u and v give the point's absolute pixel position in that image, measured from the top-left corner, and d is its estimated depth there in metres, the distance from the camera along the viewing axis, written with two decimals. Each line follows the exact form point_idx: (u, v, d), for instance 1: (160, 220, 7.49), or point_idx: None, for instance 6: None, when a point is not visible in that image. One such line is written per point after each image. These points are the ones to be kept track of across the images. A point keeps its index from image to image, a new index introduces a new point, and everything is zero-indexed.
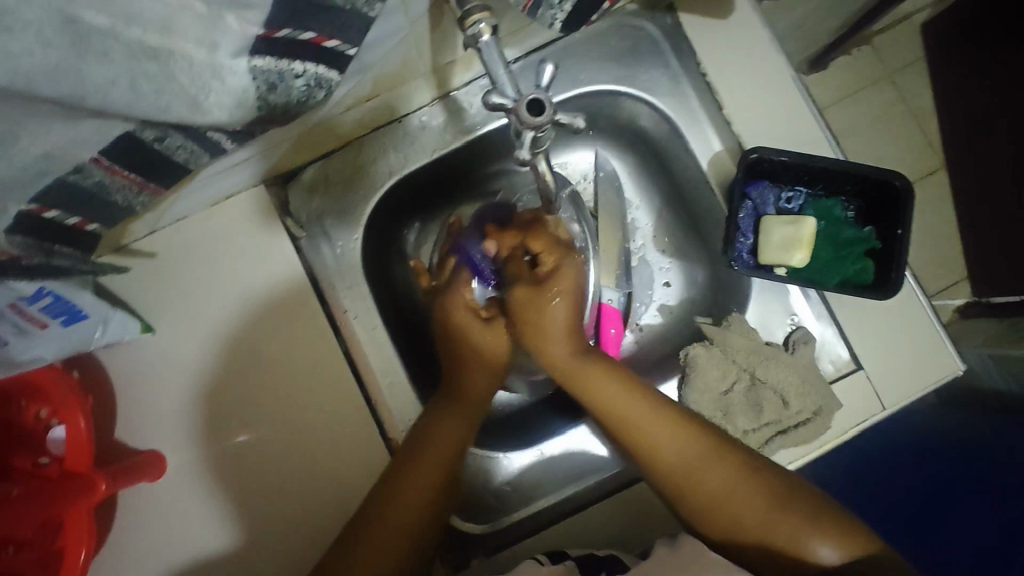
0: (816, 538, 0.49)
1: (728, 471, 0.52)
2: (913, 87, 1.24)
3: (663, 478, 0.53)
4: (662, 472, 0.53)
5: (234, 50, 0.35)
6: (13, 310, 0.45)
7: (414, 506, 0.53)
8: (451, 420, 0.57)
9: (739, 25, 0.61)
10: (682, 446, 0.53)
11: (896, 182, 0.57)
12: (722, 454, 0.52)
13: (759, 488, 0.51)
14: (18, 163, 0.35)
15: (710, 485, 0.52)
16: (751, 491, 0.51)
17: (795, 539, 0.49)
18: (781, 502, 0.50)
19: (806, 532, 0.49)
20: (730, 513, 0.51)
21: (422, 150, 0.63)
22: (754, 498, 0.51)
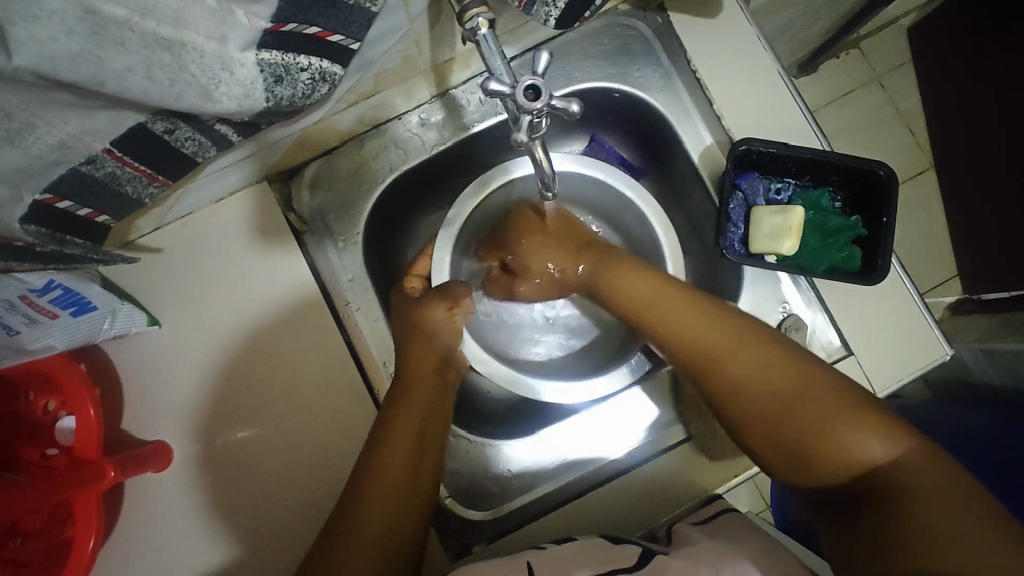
0: (867, 440, 0.44)
1: (762, 362, 0.50)
2: (900, 89, 1.27)
3: (688, 358, 0.54)
4: (687, 350, 0.54)
5: (243, 43, 0.37)
6: (23, 301, 0.47)
7: (389, 510, 0.50)
8: (401, 417, 0.54)
9: (727, 23, 0.64)
10: (716, 332, 0.53)
11: (881, 171, 0.60)
12: (744, 340, 0.52)
13: (787, 376, 0.49)
14: (34, 151, 0.37)
15: (740, 375, 0.50)
16: (788, 387, 0.48)
17: (836, 438, 0.45)
18: (826, 401, 0.47)
19: (850, 433, 0.45)
20: (763, 407, 0.49)
21: (421, 146, 0.65)
22: (781, 387, 0.49)
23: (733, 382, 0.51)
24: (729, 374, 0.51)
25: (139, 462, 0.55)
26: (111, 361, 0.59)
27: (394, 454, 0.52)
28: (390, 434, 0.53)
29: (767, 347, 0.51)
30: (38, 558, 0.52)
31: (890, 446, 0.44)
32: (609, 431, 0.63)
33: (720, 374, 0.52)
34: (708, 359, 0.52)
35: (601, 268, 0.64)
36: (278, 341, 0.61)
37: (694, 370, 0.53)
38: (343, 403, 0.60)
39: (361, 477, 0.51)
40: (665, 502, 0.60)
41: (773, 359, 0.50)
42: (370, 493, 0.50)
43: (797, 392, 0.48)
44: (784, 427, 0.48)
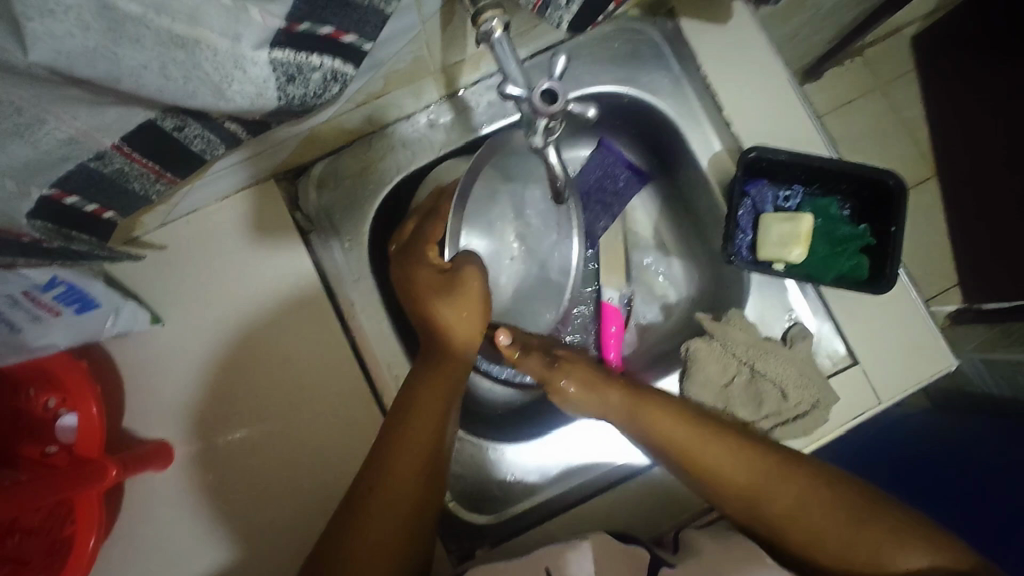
0: (918, 557, 0.48)
1: (812, 500, 0.52)
2: (905, 98, 1.27)
3: (734, 497, 0.54)
4: (733, 493, 0.54)
5: (256, 41, 0.36)
6: (25, 297, 0.47)
7: (394, 521, 0.51)
8: (415, 421, 0.53)
9: (738, 29, 0.63)
10: (755, 477, 0.53)
11: (890, 181, 0.59)
12: (782, 473, 0.53)
13: (828, 506, 0.51)
14: (42, 146, 0.37)
15: (800, 518, 0.52)
16: (830, 518, 0.51)
17: (892, 558, 0.49)
18: (873, 523, 0.50)
19: (905, 555, 0.49)
20: (818, 536, 0.51)
21: (429, 147, 0.65)
22: (829, 518, 0.51)
23: (771, 504, 0.53)
24: (776, 517, 0.53)
25: (140, 461, 0.54)
26: (114, 357, 0.59)
27: (403, 460, 0.52)
28: (401, 439, 0.52)
29: (800, 477, 0.53)
30: (39, 556, 0.51)
31: (938, 560, 0.48)
32: (615, 440, 0.62)
33: (756, 508, 0.53)
34: (753, 503, 0.53)
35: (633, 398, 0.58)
36: (283, 341, 0.60)
37: (740, 501, 0.54)
38: (347, 405, 0.60)
39: (370, 483, 0.51)
40: (669, 509, 0.60)
41: (816, 485, 0.52)
42: (374, 504, 0.51)
43: (849, 522, 0.50)
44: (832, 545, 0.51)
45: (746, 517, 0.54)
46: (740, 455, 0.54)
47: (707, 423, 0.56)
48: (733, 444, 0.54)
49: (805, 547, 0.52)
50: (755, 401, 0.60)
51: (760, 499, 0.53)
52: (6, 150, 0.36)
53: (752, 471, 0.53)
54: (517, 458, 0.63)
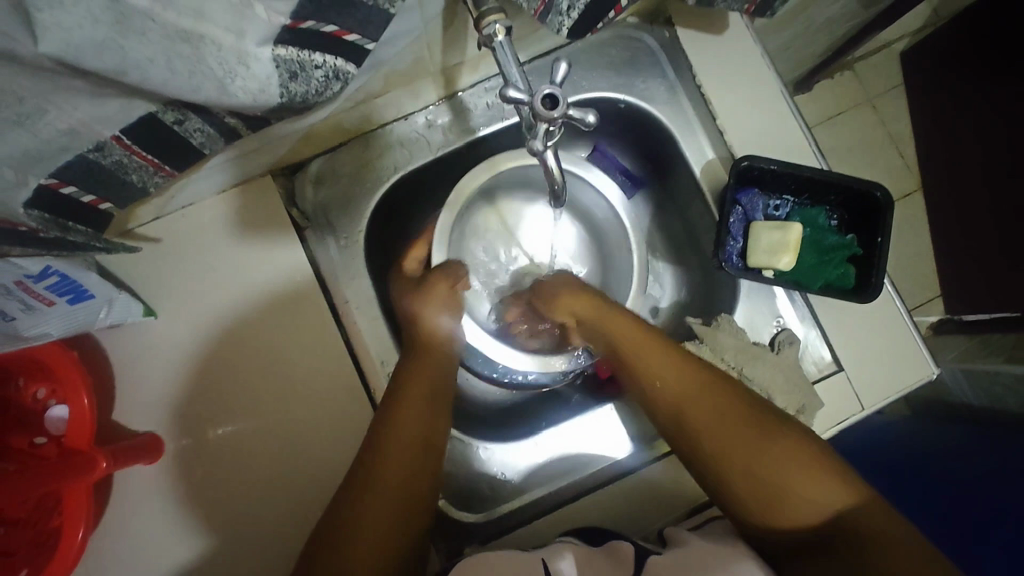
0: (826, 488, 0.46)
1: (732, 408, 0.52)
2: (892, 112, 1.30)
3: (663, 410, 0.55)
4: (661, 402, 0.55)
5: (259, 38, 0.37)
6: (19, 287, 0.46)
7: (389, 499, 0.50)
8: (401, 408, 0.54)
9: (732, 41, 0.65)
10: (685, 384, 0.54)
11: (877, 194, 0.61)
12: (705, 379, 0.54)
13: (756, 424, 0.51)
14: (41, 136, 0.37)
15: (713, 425, 0.51)
16: (755, 438, 0.50)
17: (804, 492, 0.47)
18: (792, 452, 0.48)
19: (814, 486, 0.47)
20: (739, 465, 0.49)
21: (427, 147, 0.65)
22: (749, 433, 0.50)
23: (696, 423, 0.52)
24: (698, 431, 0.52)
25: (129, 454, 0.54)
26: (105, 350, 0.58)
27: (394, 445, 0.52)
28: (392, 426, 0.53)
29: (735, 402, 0.52)
30: (25, 547, 0.51)
31: (841, 494, 0.46)
32: (601, 439, 0.64)
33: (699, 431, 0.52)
34: (674, 397, 0.54)
35: (603, 309, 0.61)
36: (276, 336, 0.60)
37: (670, 416, 0.54)
38: (338, 401, 0.60)
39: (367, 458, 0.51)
40: (657, 510, 0.61)
41: (740, 402, 0.52)
42: (370, 485, 0.50)
43: (764, 439, 0.50)
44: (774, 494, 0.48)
45: (700, 448, 0.52)
46: (697, 391, 0.53)
47: (656, 337, 0.58)
48: (693, 380, 0.54)
49: (720, 470, 0.50)
50: None
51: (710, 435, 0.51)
52: (6, 138, 0.36)
53: (685, 376, 0.54)
54: (501, 461, 0.63)
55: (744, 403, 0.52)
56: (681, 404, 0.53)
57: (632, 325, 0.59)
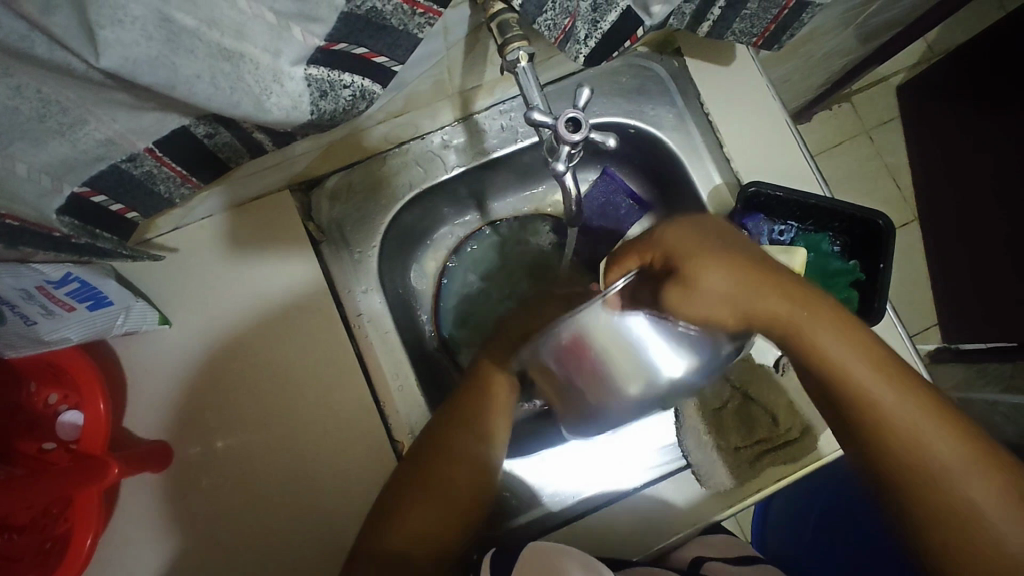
0: (1010, 525, 0.43)
1: (925, 404, 0.46)
2: (889, 143, 1.34)
3: (829, 381, 0.48)
4: (836, 378, 0.47)
5: (294, 58, 0.39)
6: (39, 291, 0.48)
7: (419, 548, 0.53)
8: (431, 465, 0.56)
9: (738, 72, 0.68)
10: (865, 367, 0.47)
11: (880, 221, 0.63)
12: (885, 360, 0.47)
13: (943, 427, 0.46)
14: (80, 145, 0.39)
15: (898, 419, 0.46)
16: (948, 440, 0.46)
17: (978, 520, 0.44)
18: (986, 469, 0.45)
19: (1004, 516, 0.44)
20: (918, 452, 0.46)
21: (442, 166, 0.67)
22: (939, 436, 0.46)
23: (881, 416, 0.46)
24: (886, 422, 0.46)
25: (139, 461, 0.54)
26: (118, 357, 0.59)
27: (421, 497, 0.55)
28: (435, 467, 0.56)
29: (915, 388, 0.47)
30: (30, 555, 0.51)
31: None
32: (614, 464, 0.63)
33: (846, 376, 0.47)
34: (817, 357, 0.47)
35: (699, 244, 0.49)
36: (285, 349, 0.61)
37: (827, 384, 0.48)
38: (347, 413, 0.60)
39: (406, 502, 0.54)
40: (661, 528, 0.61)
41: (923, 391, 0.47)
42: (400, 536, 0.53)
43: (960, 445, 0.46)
44: (896, 444, 0.46)
45: (823, 379, 0.48)
46: (829, 327, 0.47)
47: (822, 297, 0.48)
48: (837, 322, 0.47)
49: (910, 460, 0.46)
50: (746, 425, 0.61)
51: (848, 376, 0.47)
52: (46, 147, 0.37)
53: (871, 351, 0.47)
54: (512, 471, 0.63)
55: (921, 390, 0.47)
56: (810, 345, 0.47)
57: (800, 289, 0.48)
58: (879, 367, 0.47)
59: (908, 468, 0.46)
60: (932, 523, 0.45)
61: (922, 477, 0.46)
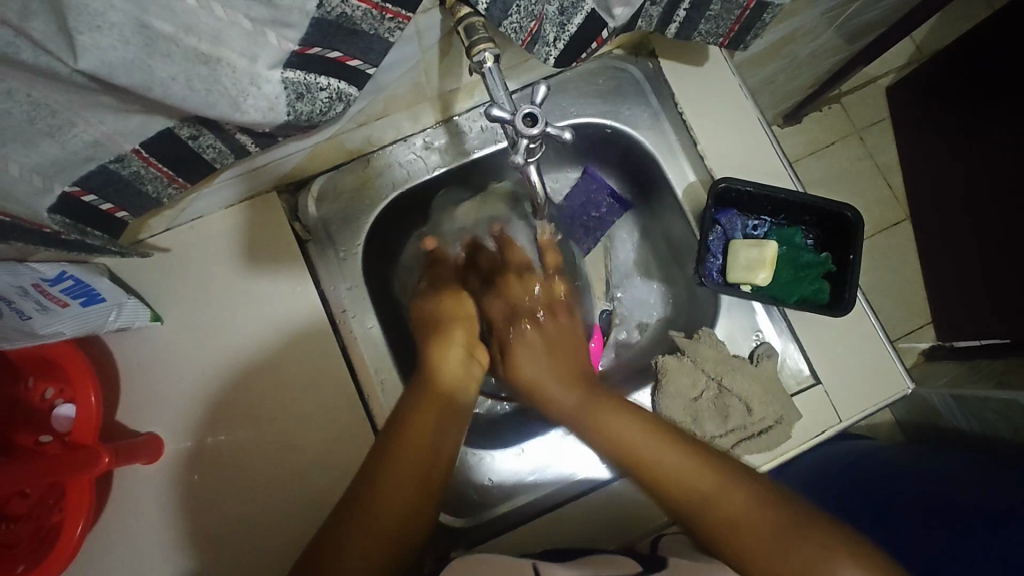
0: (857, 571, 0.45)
1: (714, 475, 0.52)
2: (877, 143, 1.35)
3: (644, 479, 0.55)
4: (653, 479, 0.54)
5: (271, 61, 0.41)
6: (37, 289, 0.50)
7: (393, 513, 0.51)
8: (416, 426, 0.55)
9: (712, 73, 0.70)
10: (681, 467, 0.53)
11: (848, 214, 0.64)
12: (668, 437, 0.55)
13: (748, 498, 0.51)
14: (69, 146, 0.41)
15: (705, 491, 0.52)
16: (752, 510, 0.50)
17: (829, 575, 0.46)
18: (806, 539, 0.48)
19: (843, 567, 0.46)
20: (732, 533, 0.50)
21: (424, 167, 0.69)
22: (744, 510, 0.50)
23: (708, 509, 0.51)
24: (708, 512, 0.51)
25: (130, 452, 0.56)
26: (111, 353, 0.61)
27: (407, 455, 0.53)
28: (405, 439, 0.54)
29: (693, 455, 0.54)
30: (25, 540, 0.53)
31: None
32: (592, 452, 0.66)
33: (673, 493, 0.53)
34: (633, 457, 0.55)
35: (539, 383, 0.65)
36: (272, 346, 0.63)
37: (647, 481, 0.54)
38: (333, 405, 0.62)
39: (373, 482, 0.52)
40: (637, 518, 0.62)
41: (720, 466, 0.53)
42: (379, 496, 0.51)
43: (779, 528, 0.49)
44: (736, 529, 0.50)
45: (642, 479, 0.55)
46: (619, 417, 0.58)
47: (632, 415, 0.58)
48: (649, 434, 0.56)
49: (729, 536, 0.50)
50: (721, 416, 0.63)
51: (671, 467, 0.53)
52: (37, 148, 0.40)
53: (651, 429, 0.56)
54: (488, 461, 0.66)
55: (692, 453, 0.54)
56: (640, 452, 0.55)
57: (623, 418, 0.58)
58: (686, 453, 0.54)
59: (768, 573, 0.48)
60: None
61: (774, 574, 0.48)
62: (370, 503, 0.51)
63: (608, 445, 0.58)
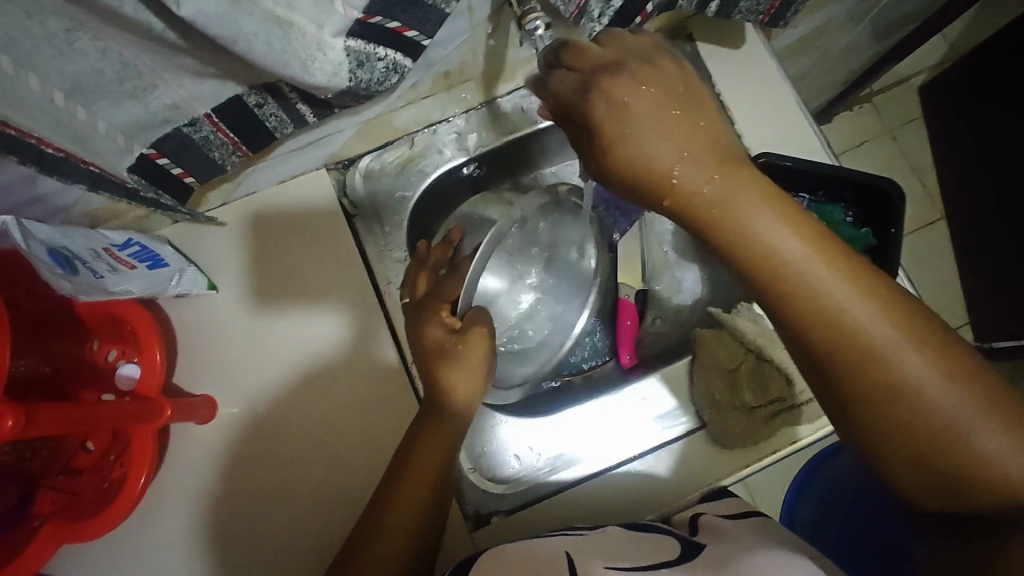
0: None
1: (905, 327, 0.37)
2: (911, 142, 1.34)
3: (793, 306, 0.39)
4: (798, 301, 0.38)
5: (336, 29, 0.44)
6: (107, 252, 0.55)
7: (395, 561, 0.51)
8: (421, 465, 0.54)
9: (749, 56, 0.71)
10: (839, 288, 0.37)
11: (888, 186, 0.65)
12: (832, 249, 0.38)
13: (951, 376, 0.37)
14: (150, 107, 0.44)
15: (884, 347, 0.37)
16: (957, 393, 0.36)
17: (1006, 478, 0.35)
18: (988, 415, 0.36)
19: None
20: (890, 377, 0.37)
21: (467, 146, 0.72)
22: (939, 386, 0.36)
23: (863, 346, 0.37)
24: (867, 355, 0.37)
25: (189, 409, 0.59)
26: (170, 320, 0.65)
27: (412, 482, 0.54)
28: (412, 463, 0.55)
29: (894, 307, 0.38)
30: (90, 491, 0.56)
31: None
32: (618, 436, 0.66)
33: (833, 311, 0.37)
34: (740, 224, 0.38)
35: (714, 151, 0.39)
36: (315, 317, 0.65)
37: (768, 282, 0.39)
38: (378, 372, 0.64)
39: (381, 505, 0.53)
40: (668, 494, 0.63)
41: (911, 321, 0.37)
42: (384, 519, 0.52)
43: (961, 399, 0.36)
44: (892, 390, 0.37)
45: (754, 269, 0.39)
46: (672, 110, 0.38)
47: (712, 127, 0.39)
48: (818, 247, 0.38)
49: (868, 377, 0.37)
50: (760, 387, 0.63)
51: (883, 379, 0.37)
52: (122, 107, 0.43)
53: (780, 206, 0.38)
54: (507, 435, 0.68)
55: (891, 300, 0.38)
56: (869, 350, 0.37)
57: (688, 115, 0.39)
58: (853, 278, 0.38)
59: (913, 444, 0.37)
60: (923, 490, 0.38)
61: (923, 438, 0.37)
62: (383, 527, 0.52)
63: (782, 291, 0.38)
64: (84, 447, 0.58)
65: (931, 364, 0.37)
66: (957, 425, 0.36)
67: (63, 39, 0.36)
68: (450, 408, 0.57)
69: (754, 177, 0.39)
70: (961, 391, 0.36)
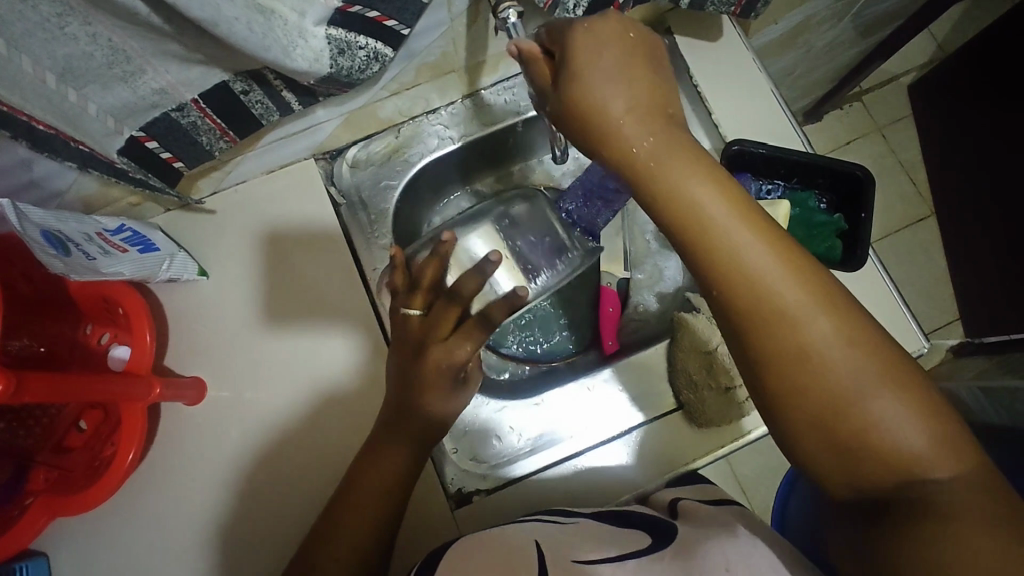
0: (936, 461, 0.34)
1: (809, 283, 0.38)
2: (900, 140, 1.35)
3: (703, 259, 0.39)
4: (707, 252, 0.39)
5: (316, 17, 0.46)
6: (99, 235, 0.57)
7: (349, 556, 0.52)
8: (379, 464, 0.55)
9: (726, 49, 0.73)
10: (746, 241, 0.38)
11: (859, 172, 0.68)
12: (746, 209, 0.40)
13: (857, 339, 0.36)
14: (139, 91, 0.46)
15: (788, 302, 0.37)
16: (861, 355, 0.36)
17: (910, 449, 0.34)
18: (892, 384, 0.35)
19: (930, 454, 0.34)
20: (793, 333, 0.37)
21: (451, 137, 0.74)
22: (841, 347, 0.36)
23: (768, 300, 0.37)
24: (770, 309, 0.37)
25: (179, 389, 0.61)
26: (161, 304, 0.67)
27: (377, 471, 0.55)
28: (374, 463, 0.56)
29: (803, 268, 0.38)
30: (81, 467, 0.58)
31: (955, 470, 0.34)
32: (595, 421, 0.68)
33: (738, 262, 0.38)
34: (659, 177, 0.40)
35: (650, 104, 0.43)
36: (297, 311, 0.67)
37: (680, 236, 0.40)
38: (363, 354, 0.66)
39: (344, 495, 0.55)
40: (644, 474, 0.64)
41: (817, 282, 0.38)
42: (344, 511, 0.54)
43: (866, 364, 0.36)
44: (794, 345, 0.37)
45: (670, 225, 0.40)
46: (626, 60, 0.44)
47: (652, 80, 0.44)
48: (731, 204, 0.39)
49: (772, 331, 0.37)
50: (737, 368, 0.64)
51: (789, 341, 0.37)
52: (112, 91, 0.45)
53: (697, 170, 0.40)
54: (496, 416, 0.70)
55: (800, 260, 0.38)
56: (774, 305, 0.37)
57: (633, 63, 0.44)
58: (765, 237, 0.39)
59: (815, 403, 0.36)
60: (826, 456, 0.36)
61: (827, 401, 0.36)
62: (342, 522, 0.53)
63: (699, 241, 0.39)
64: (76, 426, 0.60)
65: (829, 322, 0.37)
66: (854, 386, 0.35)
67: (54, 23, 0.38)
68: (422, 415, 0.57)
69: (692, 148, 0.41)
70: (862, 358, 0.36)
